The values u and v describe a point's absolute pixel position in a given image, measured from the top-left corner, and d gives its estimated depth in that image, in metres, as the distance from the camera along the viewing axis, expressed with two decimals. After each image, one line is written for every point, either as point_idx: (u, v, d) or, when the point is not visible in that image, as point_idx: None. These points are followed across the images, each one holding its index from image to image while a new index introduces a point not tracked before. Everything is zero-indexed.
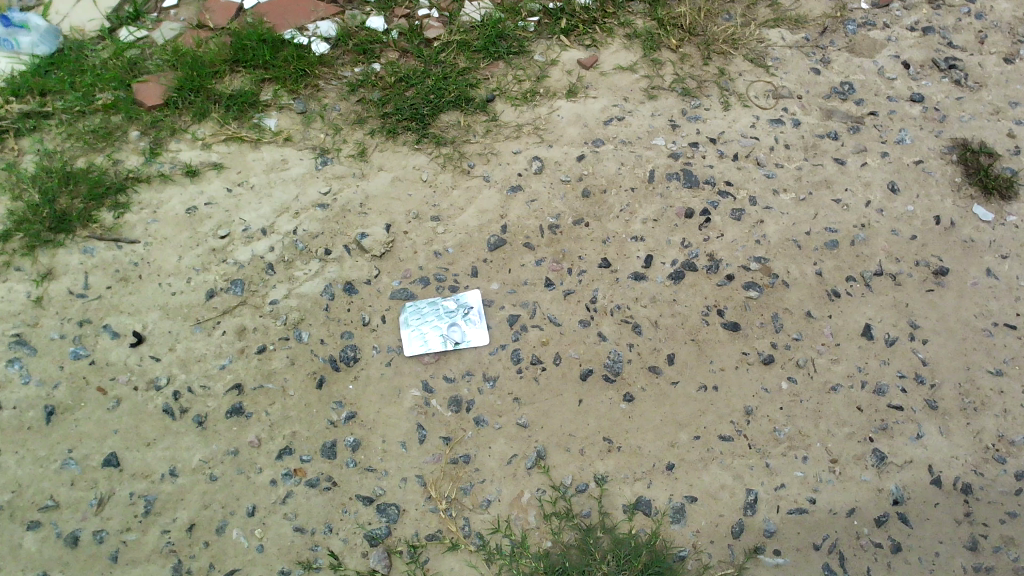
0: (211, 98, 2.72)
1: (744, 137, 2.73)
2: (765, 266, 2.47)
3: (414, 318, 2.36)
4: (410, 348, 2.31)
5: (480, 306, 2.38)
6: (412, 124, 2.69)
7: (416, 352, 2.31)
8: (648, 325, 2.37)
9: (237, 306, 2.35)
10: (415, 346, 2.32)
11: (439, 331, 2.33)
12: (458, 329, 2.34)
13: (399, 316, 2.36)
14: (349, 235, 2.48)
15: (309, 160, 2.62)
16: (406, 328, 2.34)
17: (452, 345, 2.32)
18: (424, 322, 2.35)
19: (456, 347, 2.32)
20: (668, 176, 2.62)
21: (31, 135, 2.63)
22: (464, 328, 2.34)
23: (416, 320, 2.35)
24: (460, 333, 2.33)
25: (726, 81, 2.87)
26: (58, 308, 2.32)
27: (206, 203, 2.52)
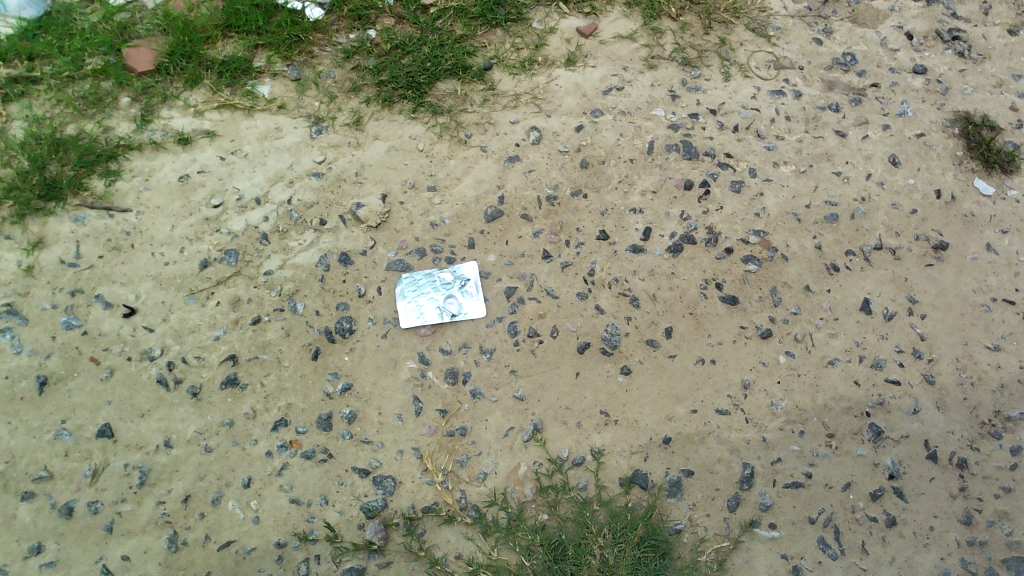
0: (203, 64, 2.67)
1: (744, 108, 2.69)
2: (764, 239, 2.46)
3: (410, 289, 2.34)
4: (407, 320, 2.30)
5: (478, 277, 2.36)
6: (408, 93, 2.65)
7: (412, 324, 2.29)
8: (646, 298, 2.36)
9: (231, 277, 2.33)
10: (409, 318, 2.30)
11: (435, 303, 2.31)
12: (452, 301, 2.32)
13: (395, 288, 2.34)
14: (344, 206, 2.45)
15: (304, 129, 2.58)
16: (401, 300, 2.32)
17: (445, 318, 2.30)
18: (420, 294, 2.33)
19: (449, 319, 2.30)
20: (668, 147, 2.59)
21: (19, 101, 2.57)
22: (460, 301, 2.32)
23: (412, 292, 2.33)
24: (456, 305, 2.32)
25: (727, 51, 2.82)
26: (50, 277, 2.30)
27: (199, 171, 2.48)
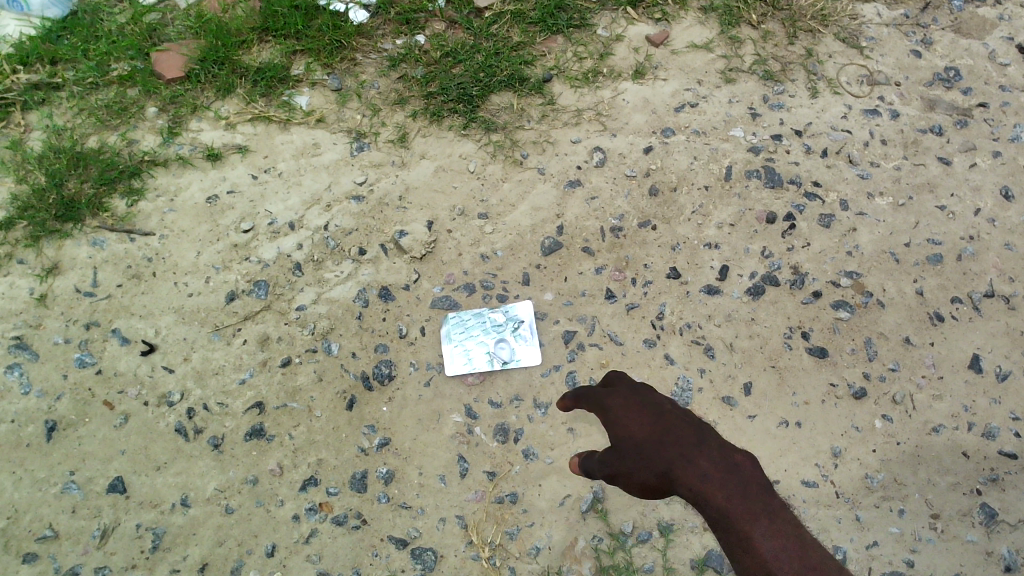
0: (237, 71, 2.44)
1: (834, 130, 2.40)
2: (857, 282, 2.17)
3: (457, 331, 2.10)
4: (453, 367, 2.06)
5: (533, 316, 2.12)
6: (459, 106, 2.39)
7: (458, 372, 2.05)
8: (722, 348, 2.09)
9: (260, 311, 2.11)
10: (455, 364, 2.06)
11: (485, 348, 2.07)
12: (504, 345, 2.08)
13: (441, 329, 2.11)
14: (386, 233, 2.21)
15: (343, 145, 2.34)
16: (447, 343, 2.09)
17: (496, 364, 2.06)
18: (468, 337, 2.09)
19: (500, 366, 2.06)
20: (748, 173, 2.31)
21: (39, 110, 2.37)
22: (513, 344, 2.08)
23: (459, 334, 2.09)
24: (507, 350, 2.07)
25: (814, 64, 2.52)
26: (63, 308, 2.09)
27: (229, 191, 2.26)
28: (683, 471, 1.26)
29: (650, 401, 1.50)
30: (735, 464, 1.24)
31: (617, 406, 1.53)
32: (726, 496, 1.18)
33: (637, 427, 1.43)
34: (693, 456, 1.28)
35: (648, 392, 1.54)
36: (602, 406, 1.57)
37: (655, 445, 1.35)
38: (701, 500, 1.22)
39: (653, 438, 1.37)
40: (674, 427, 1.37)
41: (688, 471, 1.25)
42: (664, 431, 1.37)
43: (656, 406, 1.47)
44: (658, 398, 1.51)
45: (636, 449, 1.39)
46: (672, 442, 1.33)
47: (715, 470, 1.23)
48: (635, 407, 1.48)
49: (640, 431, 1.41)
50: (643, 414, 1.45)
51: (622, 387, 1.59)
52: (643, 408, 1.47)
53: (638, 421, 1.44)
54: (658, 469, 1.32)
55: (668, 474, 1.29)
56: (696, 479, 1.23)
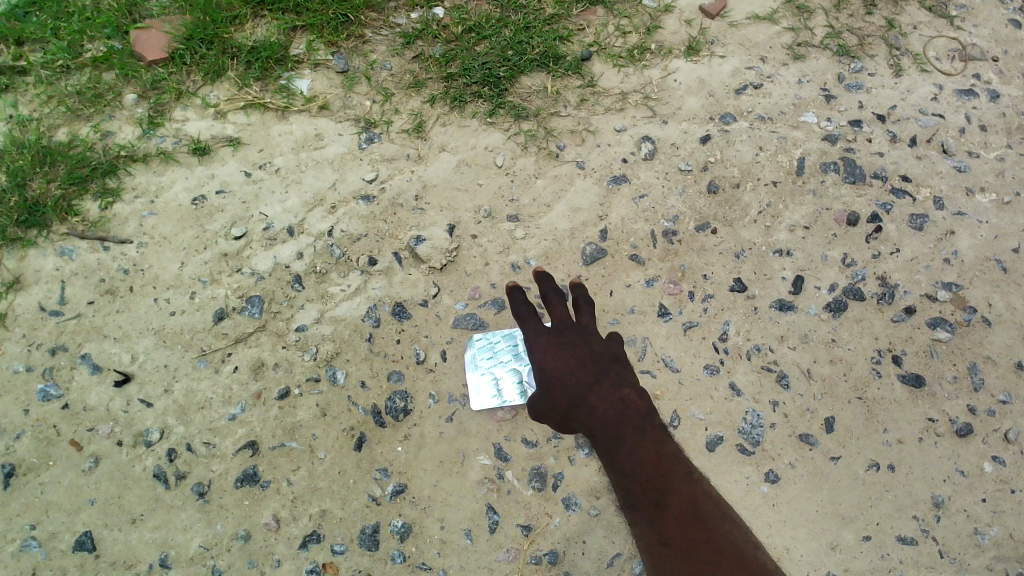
0: (227, 51, 2.13)
1: (923, 114, 2.05)
2: (957, 296, 1.84)
3: (484, 357, 1.78)
4: (479, 399, 1.74)
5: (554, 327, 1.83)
6: (484, 90, 2.07)
7: (486, 405, 1.73)
8: (798, 376, 1.76)
9: (253, 333, 1.80)
10: (478, 396, 1.74)
11: (517, 378, 1.76)
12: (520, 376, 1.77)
13: (465, 354, 1.79)
14: (400, 239, 1.90)
15: (350, 136, 2.02)
16: (471, 371, 1.77)
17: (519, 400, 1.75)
18: (497, 365, 1.77)
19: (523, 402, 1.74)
20: (823, 167, 1.97)
21: (1, 97, 2.07)
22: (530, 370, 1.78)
23: (486, 360, 1.78)
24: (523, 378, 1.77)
25: (896, 37, 2.18)
26: (25, 330, 1.79)
27: (218, 190, 1.95)
28: (583, 417, 1.25)
29: (606, 358, 1.33)
30: (692, 472, 1.10)
31: (565, 348, 1.33)
32: (680, 501, 1.03)
33: (581, 378, 1.28)
34: (644, 444, 1.15)
35: (601, 344, 1.36)
36: (530, 324, 1.38)
37: (610, 411, 1.22)
38: (636, 491, 1.09)
39: (607, 401, 1.23)
40: (630, 404, 1.22)
41: (642, 459, 1.12)
42: (616, 399, 1.23)
43: (611, 366, 1.32)
44: (601, 340, 1.37)
45: (588, 406, 1.24)
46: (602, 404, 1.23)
47: (661, 468, 1.09)
48: (585, 359, 1.31)
49: (586, 384, 1.27)
50: (588, 359, 1.31)
51: (564, 320, 1.38)
52: (595, 360, 1.32)
53: (581, 370, 1.29)
54: (612, 437, 1.19)
55: (621, 448, 1.16)
56: (646, 470, 1.10)
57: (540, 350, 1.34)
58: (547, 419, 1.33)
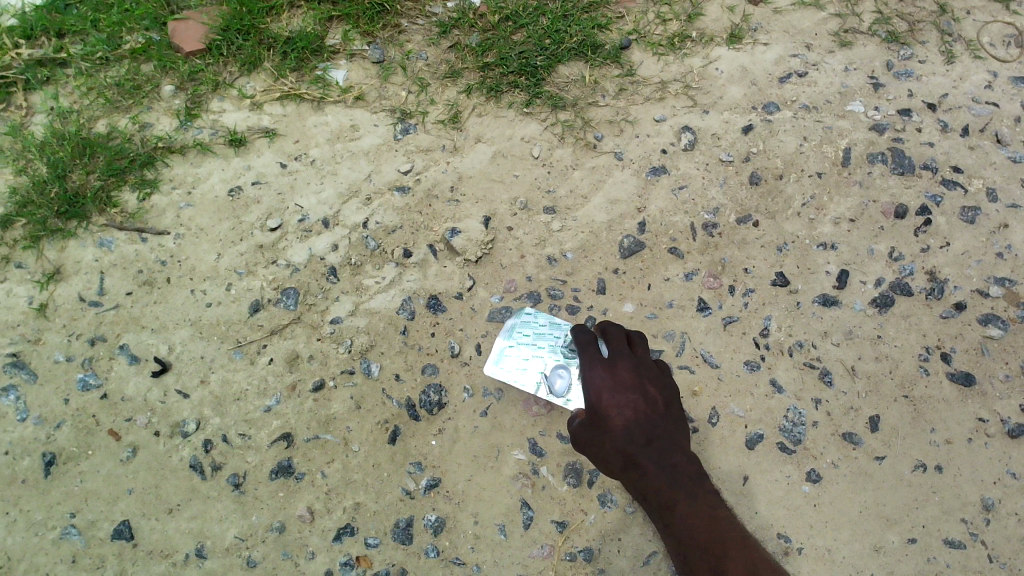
0: (263, 42, 2.12)
1: (976, 102, 1.98)
2: (1010, 291, 1.77)
3: (523, 331, 1.74)
4: (497, 365, 1.72)
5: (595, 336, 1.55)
6: (521, 80, 2.04)
7: (498, 374, 1.71)
8: (843, 373, 1.71)
9: (289, 325, 1.80)
10: (504, 362, 1.71)
11: (542, 367, 1.70)
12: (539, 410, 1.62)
13: (509, 320, 1.77)
14: (436, 231, 1.88)
15: (386, 127, 2.01)
16: (506, 339, 1.74)
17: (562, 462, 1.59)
18: (531, 345, 1.73)
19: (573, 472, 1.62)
20: (870, 157, 1.91)
21: (43, 90, 2.09)
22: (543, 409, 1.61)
23: (523, 335, 1.74)
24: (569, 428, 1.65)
25: (948, 23, 2.10)
26: (66, 321, 1.82)
27: (254, 182, 1.95)
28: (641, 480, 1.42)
29: (656, 399, 1.48)
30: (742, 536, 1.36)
31: (617, 382, 1.46)
32: (738, 562, 1.30)
33: (632, 436, 1.42)
34: (696, 511, 1.39)
35: (654, 385, 1.49)
36: (589, 355, 1.51)
37: (666, 481, 1.41)
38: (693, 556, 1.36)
39: (661, 467, 1.41)
40: (679, 469, 1.43)
41: (699, 530, 1.36)
42: (667, 466, 1.41)
43: (660, 415, 1.46)
44: (651, 375, 1.51)
45: (643, 472, 1.41)
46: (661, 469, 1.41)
47: (715, 532, 1.35)
48: (640, 404, 1.45)
49: (637, 444, 1.41)
50: (643, 409, 1.45)
51: (620, 354, 1.51)
52: (648, 407, 1.46)
53: (635, 420, 1.43)
54: (667, 506, 1.41)
55: (674, 516, 1.39)
56: (703, 535, 1.36)
57: (596, 386, 1.46)
58: (595, 455, 1.46)
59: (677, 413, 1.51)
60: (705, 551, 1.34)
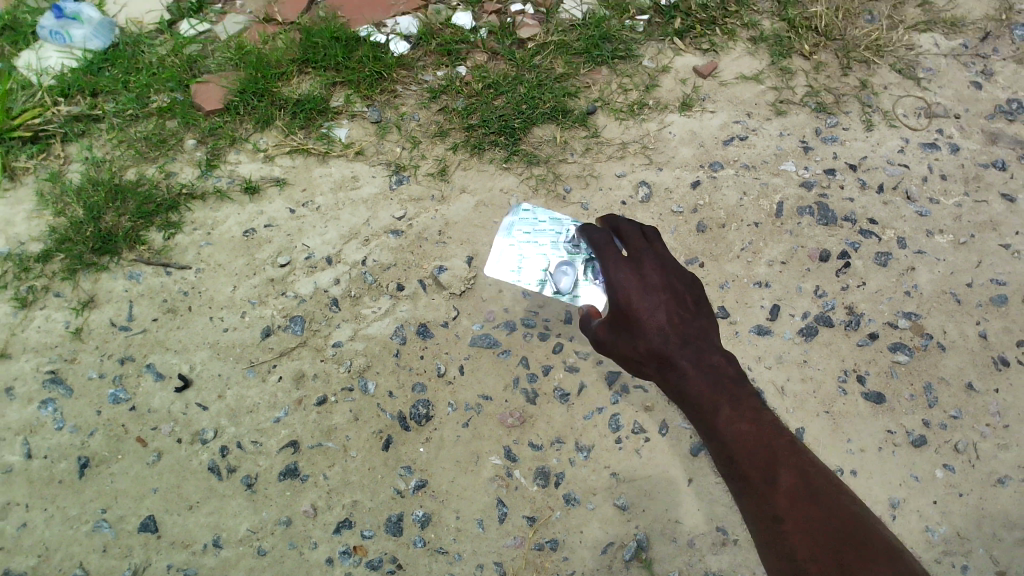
0: (276, 103, 2.42)
1: (890, 164, 2.31)
2: (916, 324, 2.07)
3: (522, 230, 1.90)
4: (498, 266, 1.86)
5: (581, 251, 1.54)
6: (501, 140, 2.35)
7: (501, 275, 1.85)
8: (773, 392, 1.98)
9: (296, 348, 2.06)
10: (505, 261, 1.86)
11: (545, 266, 1.83)
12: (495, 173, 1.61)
13: (506, 220, 1.91)
14: (425, 268, 2.16)
15: (382, 179, 2.30)
16: (507, 238, 1.90)
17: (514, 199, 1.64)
18: (532, 245, 1.88)
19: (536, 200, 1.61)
20: (799, 210, 2.23)
21: (79, 141, 2.37)
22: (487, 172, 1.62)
23: (523, 235, 1.89)
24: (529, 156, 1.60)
25: (868, 96, 2.44)
26: (98, 343, 2.07)
27: (266, 224, 2.22)
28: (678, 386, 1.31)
29: (687, 294, 1.38)
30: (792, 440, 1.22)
31: (646, 271, 1.38)
32: (787, 467, 1.18)
33: (666, 335, 1.32)
34: (741, 415, 1.25)
35: (684, 285, 1.39)
36: (612, 258, 1.41)
37: (705, 390, 1.28)
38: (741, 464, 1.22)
39: (702, 375, 1.29)
40: (720, 371, 1.30)
41: (742, 441, 1.23)
42: (709, 373, 1.30)
43: (693, 313, 1.36)
44: (679, 268, 1.44)
45: (677, 377, 1.31)
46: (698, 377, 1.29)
47: (766, 441, 1.21)
48: (671, 303, 1.35)
49: (672, 344, 1.31)
50: (676, 307, 1.35)
51: (643, 244, 1.44)
52: (681, 304, 1.36)
53: (669, 322, 1.33)
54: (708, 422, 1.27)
55: (717, 429, 1.26)
56: (750, 442, 1.22)
57: (624, 281, 1.36)
58: (627, 359, 1.38)
59: (710, 313, 1.40)
60: (751, 458, 1.20)
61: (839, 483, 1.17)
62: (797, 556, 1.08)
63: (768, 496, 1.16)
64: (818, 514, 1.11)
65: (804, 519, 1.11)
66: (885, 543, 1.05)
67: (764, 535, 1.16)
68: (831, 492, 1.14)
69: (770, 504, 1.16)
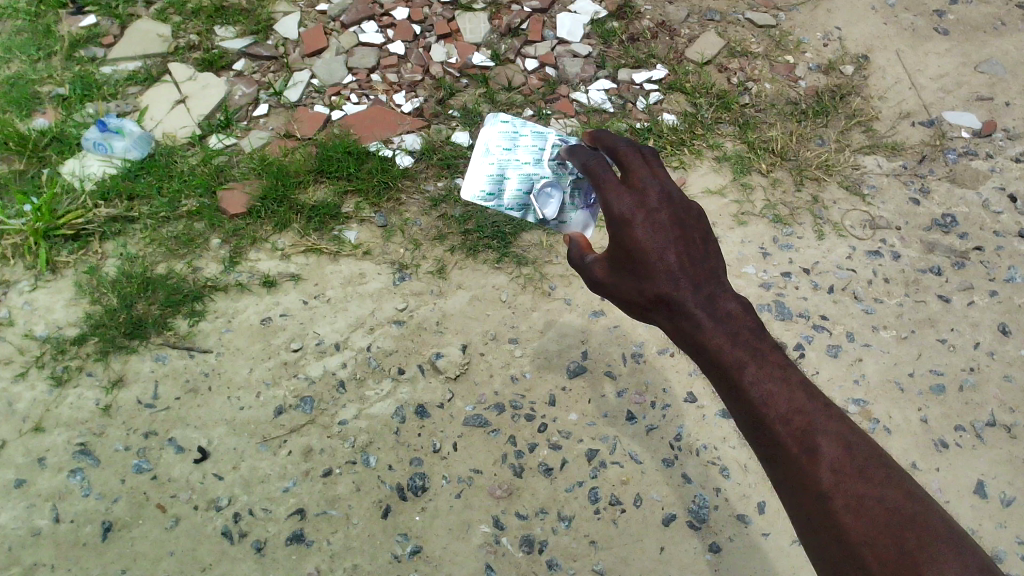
0: (293, 208, 2.71)
1: (839, 268, 2.60)
2: (865, 409, 2.30)
3: (500, 147, 2.18)
4: (478, 189, 2.20)
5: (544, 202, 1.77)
6: (493, 242, 2.63)
7: (479, 201, 2.21)
8: (738, 469, 2.22)
9: (305, 425, 2.27)
10: (484, 182, 2.20)
11: (519, 183, 2.16)
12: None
13: (485, 137, 2.20)
14: (424, 355, 2.40)
15: (387, 275, 2.57)
16: (486, 156, 2.20)
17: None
18: (508, 161, 2.18)
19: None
20: (759, 307, 2.49)
21: (115, 239, 2.65)
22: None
23: (501, 150, 2.18)
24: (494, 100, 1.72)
25: (820, 209, 2.75)
26: (125, 418, 2.28)
27: (282, 314, 2.47)
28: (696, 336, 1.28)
29: (696, 228, 1.33)
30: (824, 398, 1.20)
31: (654, 212, 1.33)
32: (827, 436, 1.15)
33: (678, 279, 1.30)
34: (770, 374, 1.21)
35: (693, 219, 1.34)
36: (614, 190, 1.37)
37: (727, 343, 1.26)
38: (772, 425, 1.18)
39: (721, 328, 1.26)
40: (736, 322, 1.28)
41: (775, 402, 1.19)
42: (727, 325, 1.27)
43: (703, 252, 1.32)
44: (685, 198, 1.36)
45: (696, 326, 1.28)
46: (718, 330, 1.27)
47: (800, 404, 1.18)
48: (682, 242, 1.32)
49: (687, 289, 1.29)
50: (686, 247, 1.31)
51: (646, 180, 1.36)
52: (690, 243, 1.32)
53: (680, 265, 1.30)
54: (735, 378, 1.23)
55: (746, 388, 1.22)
56: (784, 406, 1.18)
57: (633, 223, 1.33)
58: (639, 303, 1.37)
59: (717, 248, 1.36)
60: (787, 424, 1.17)
61: (879, 448, 1.16)
62: (850, 542, 1.08)
63: (811, 470, 1.13)
64: (866, 492, 1.10)
65: (853, 499, 1.10)
66: (940, 524, 1.05)
67: (803, 504, 1.15)
68: (875, 465, 1.13)
69: (812, 478, 1.13)
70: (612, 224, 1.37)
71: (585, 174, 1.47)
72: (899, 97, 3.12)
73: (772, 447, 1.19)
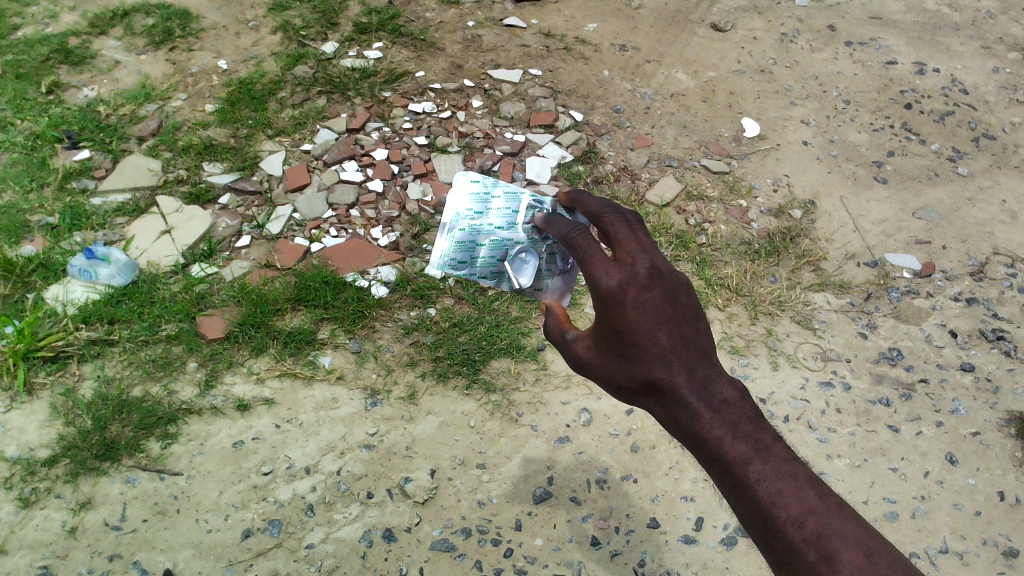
0: (270, 333, 2.80)
1: (793, 398, 2.72)
2: None
3: None
4: None
5: (514, 284, 1.77)
6: (463, 369, 2.73)
7: None
8: None
9: (272, 548, 2.28)
10: None
11: None
12: (463, 214, 1.81)
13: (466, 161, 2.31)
14: (392, 478, 2.45)
15: (359, 400, 2.64)
16: None
17: (481, 246, 1.82)
18: None
19: (492, 227, 1.80)
20: None
21: (93, 361, 2.71)
22: (451, 231, 1.83)
23: None
24: (478, 184, 1.81)
25: (774, 342, 2.89)
26: (90, 540, 2.27)
27: (254, 437, 2.52)
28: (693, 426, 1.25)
29: (685, 306, 1.31)
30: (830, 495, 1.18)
31: (645, 290, 1.29)
32: (844, 540, 1.13)
33: (671, 363, 1.27)
34: (776, 471, 1.19)
35: (682, 296, 1.32)
36: (599, 266, 1.33)
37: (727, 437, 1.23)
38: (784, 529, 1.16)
39: (720, 417, 1.24)
40: (735, 409, 1.25)
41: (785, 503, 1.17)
42: (726, 414, 1.25)
43: (694, 331, 1.30)
44: (671, 272, 1.34)
45: (694, 417, 1.25)
46: (716, 420, 1.24)
47: (809, 504, 1.16)
48: (673, 322, 1.29)
49: (683, 378, 1.26)
50: (678, 328, 1.29)
51: (635, 255, 1.32)
52: (682, 322, 1.30)
53: (674, 349, 1.28)
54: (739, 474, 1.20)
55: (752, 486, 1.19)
56: (795, 508, 1.16)
57: (623, 301, 1.29)
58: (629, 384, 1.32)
59: (707, 325, 1.34)
60: (801, 529, 1.15)
61: (897, 553, 1.14)
62: None
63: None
64: None
65: None
66: None
67: None
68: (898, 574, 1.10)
69: None
70: (601, 300, 1.32)
71: (565, 244, 1.41)
72: (844, 240, 3.35)
73: (782, 550, 1.16)
